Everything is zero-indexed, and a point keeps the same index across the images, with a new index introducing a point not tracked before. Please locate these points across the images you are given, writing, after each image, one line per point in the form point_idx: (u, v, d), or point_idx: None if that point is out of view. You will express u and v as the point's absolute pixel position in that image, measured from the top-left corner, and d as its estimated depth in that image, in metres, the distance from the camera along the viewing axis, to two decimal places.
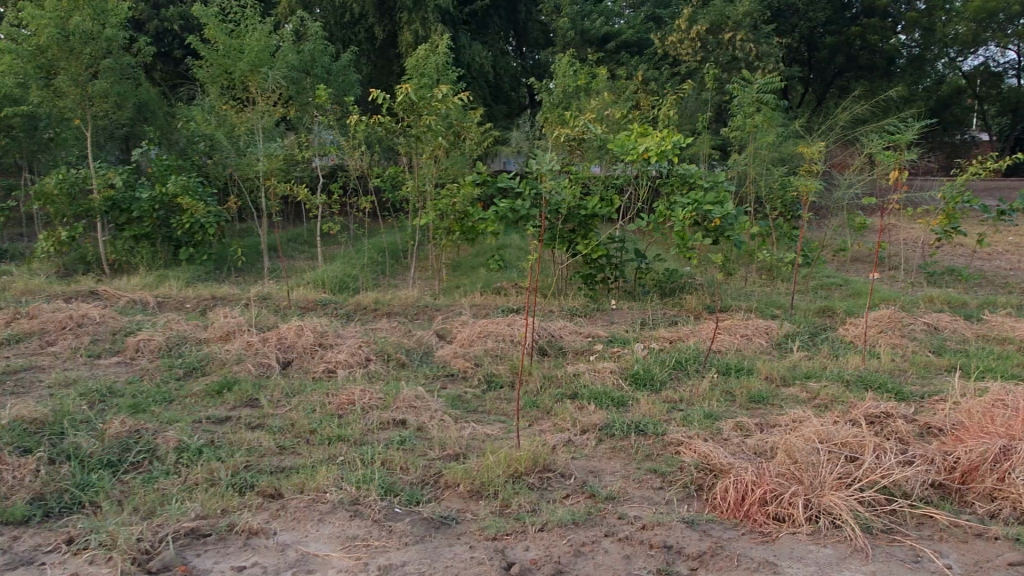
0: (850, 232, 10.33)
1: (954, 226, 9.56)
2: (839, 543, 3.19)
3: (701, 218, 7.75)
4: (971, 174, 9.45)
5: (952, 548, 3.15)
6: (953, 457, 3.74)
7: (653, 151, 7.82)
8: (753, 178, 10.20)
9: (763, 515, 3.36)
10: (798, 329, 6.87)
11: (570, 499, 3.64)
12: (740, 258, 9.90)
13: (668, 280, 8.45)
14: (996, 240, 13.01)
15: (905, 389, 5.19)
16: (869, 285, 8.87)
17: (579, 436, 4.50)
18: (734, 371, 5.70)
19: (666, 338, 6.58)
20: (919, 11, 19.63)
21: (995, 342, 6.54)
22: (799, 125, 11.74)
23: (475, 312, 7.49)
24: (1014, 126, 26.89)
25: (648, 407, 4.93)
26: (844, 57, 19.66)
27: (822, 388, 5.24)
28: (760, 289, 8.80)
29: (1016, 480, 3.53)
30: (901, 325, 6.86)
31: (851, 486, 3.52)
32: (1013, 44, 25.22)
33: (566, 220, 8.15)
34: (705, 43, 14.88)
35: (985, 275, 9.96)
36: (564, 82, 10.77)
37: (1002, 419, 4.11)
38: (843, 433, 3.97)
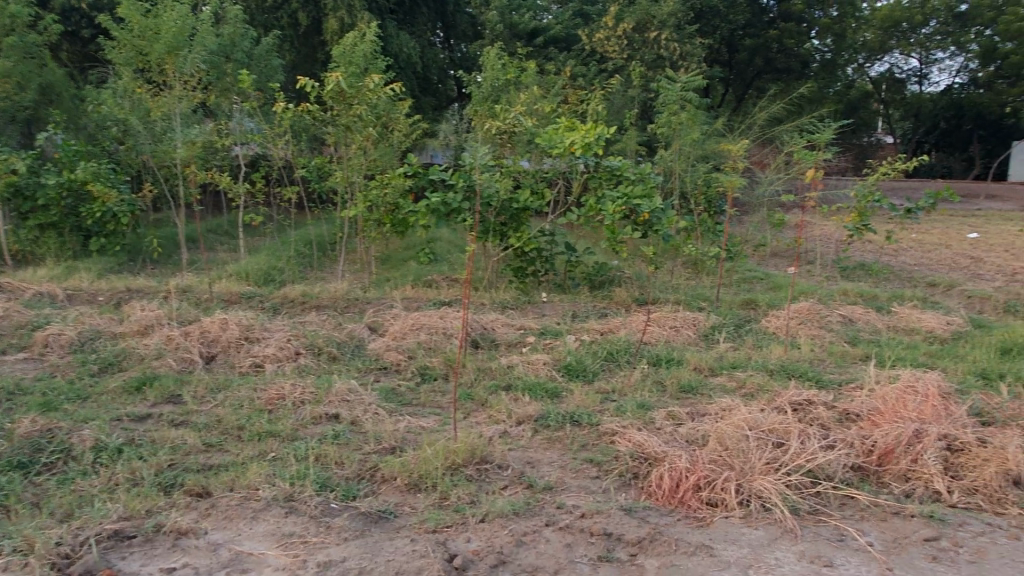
0: (769, 228, 10.71)
1: (866, 223, 10.04)
2: (769, 525, 3.30)
3: (629, 211, 7.90)
4: (882, 174, 9.93)
5: (873, 526, 3.29)
6: (871, 440, 3.92)
7: (579, 144, 7.91)
8: (678, 174, 10.43)
9: (697, 500, 3.45)
10: (724, 321, 7.07)
11: (509, 490, 3.65)
12: (667, 252, 10.12)
13: (598, 273, 8.57)
14: (901, 238, 13.72)
15: (825, 377, 5.43)
16: (788, 279, 9.23)
17: (515, 427, 4.50)
18: (664, 362, 5.83)
19: (598, 329, 6.68)
20: (833, 18, 20.50)
21: (904, 333, 6.93)
22: (722, 123, 12.08)
23: (407, 305, 7.41)
24: (916, 130, 28.43)
25: (582, 398, 4.99)
26: (762, 59, 20.34)
27: (748, 377, 5.43)
28: (687, 282, 9.02)
29: (929, 461, 3.72)
30: (819, 317, 7.17)
31: (779, 470, 3.65)
32: (915, 52, 26.83)
33: (497, 213, 8.15)
34: (631, 41, 15.14)
35: (893, 270, 10.52)
36: (493, 75, 10.72)
37: (915, 403, 4.33)
38: (770, 420, 4.12)
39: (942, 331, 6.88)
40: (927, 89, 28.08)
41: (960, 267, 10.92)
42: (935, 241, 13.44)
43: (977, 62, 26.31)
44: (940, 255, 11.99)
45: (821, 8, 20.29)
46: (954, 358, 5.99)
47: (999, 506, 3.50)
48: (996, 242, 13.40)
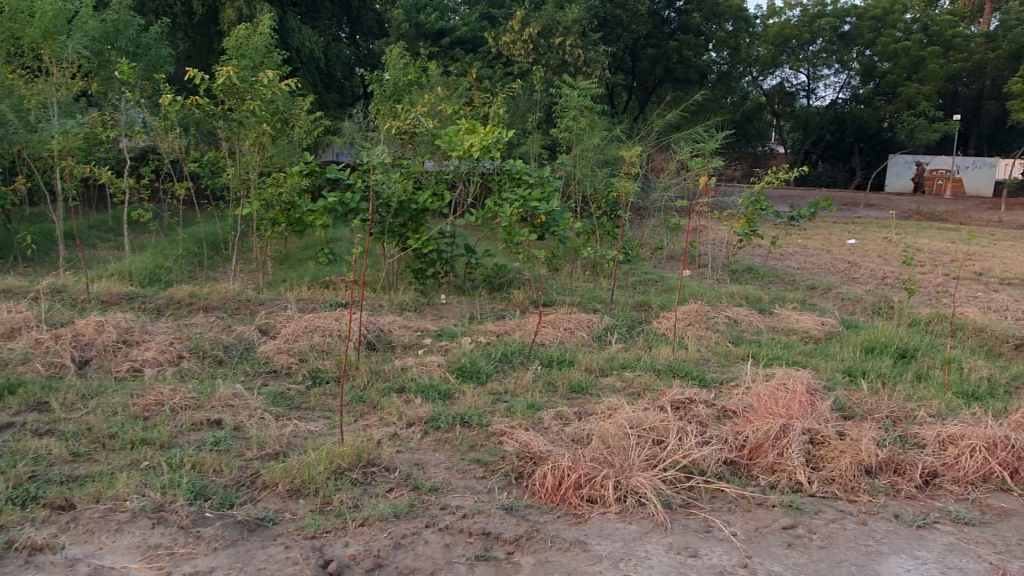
0: (665, 232, 11.09)
1: (753, 230, 10.54)
2: (643, 519, 3.43)
3: (527, 214, 8.02)
4: (768, 182, 10.46)
5: (738, 518, 3.47)
6: (743, 436, 4.15)
7: (478, 147, 7.97)
8: (578, 179, 10.65)
9: (577, 498, 3.55)
10: (617, 322, 7.29)
11: (394, 493, 3.64)
12: (566, 255, 10.31)
13: (497, 274, 8.62)
14: (786, 243, 14.50)
15: (707, 376, 5.69)
16: (681, 281, 9.59)
17: (404, 429, 4.50)
18: (556, 363, 5.96)
19: (494, 331, 6.74)
20: (728, 32, 21.46)
21: (783, 333, 7.35)
22: (621, 129, 12.40)
23: (301, 306, 7.25)
24: (804, 141, 30.09)
25: (473, 399, 5.04)
26: (662, 68, 21.05)
27: (636, 377, 5.63)
28: (585, 285, 9.24)
29: (792, 455, 3.97)
30: (706, 318, 7.50)
31: (656, 467, 3.81)
32: (804, 68, 28.48)
33: (396, 214, 8.09)
34: (536, 45, 15.30)
35: (778, 273, 11.11)
36: (395, 75, 10.62)
37: (785, 400, 4.60)
38: (651, 419, 4.28)
39: (817, 331, 7.32)
40: (815, 102, 29.71)
41: (837, 271, 11.66)
42: (817, 246, 14.29)
43: (859, 79, 28.14)
44: (821, 260, 12.75)
45: (718, 22, 21.19)
46: (825, 357, 6.39)
47: (853, 494, 3.76)
48: (871, 248, 14.38)
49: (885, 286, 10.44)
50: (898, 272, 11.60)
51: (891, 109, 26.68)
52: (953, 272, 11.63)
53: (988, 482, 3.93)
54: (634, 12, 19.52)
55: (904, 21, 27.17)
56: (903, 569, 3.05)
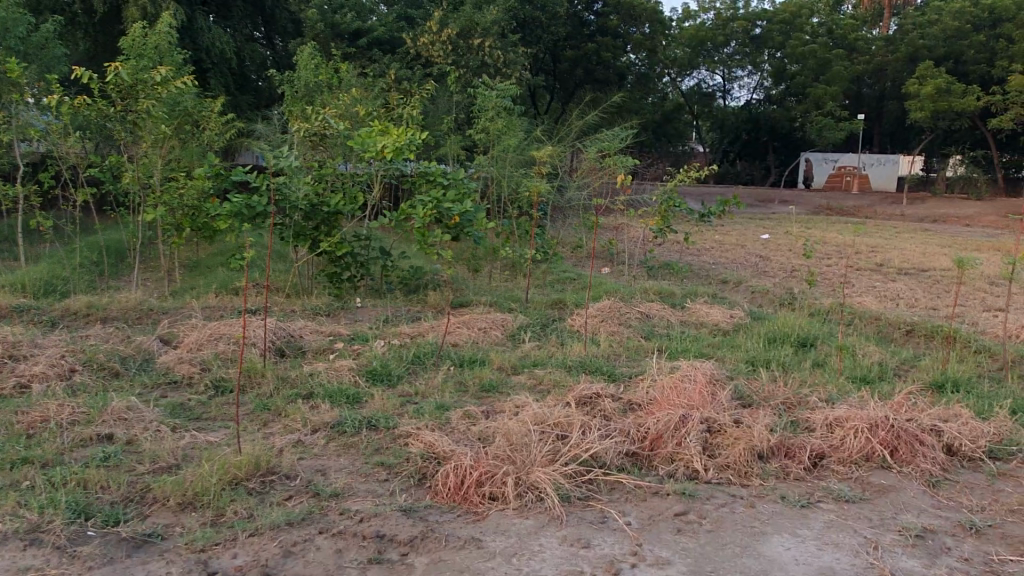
0: (584, 231, 11.25)
1: (668, 227, 10.76)
2: (539, 514, 3.47)
3: (440, 215, 7.92)
4: (681, 180, 10.69)
5: (633, 507, 3.56)
6: (644, 428, 4.24)
7: (390, 148, 7.79)
8: (496, 179, 10.67)
9: (478, 495, 3.58)
10: (531, 321, 7.35)
11: (292, 500, 3.57)
12: (484, 255, 10.31)
13: (413, 276, 8.55)
14: (700, 240, 14.90)
15: (617, 370, 5.78)
16: (598, 279, 9.70)
17: (308, 436, 4.42)
18: (468, 363, 5.97)
19: (407, 333, 6.69)
20: (645, 34, 21.94)
21: (693, 326, 7.56)
22: (540, 129, 12.48)
23: (207, 314, 7.03)
24: (721, 140, 31.04)
25: (382, 402, 4.97)
26: (582, 70, 21.32)
27: (547, 374, 5.68)
28: (503, 285, 9.29)
29: (690, 443, 4.08)
30: (619, 314, 7.63)
31: (558, 462, 3.86)
32: (720, 69, 29.34)
33: (306, 216, 7.94)
34: (455, 46, 15.23)
35: (692, 268, 11.38)
36: (307, 76, 10.40)
37: (687, 390, 4.73)
38: (555, 415, 4.33)
39: (725, 324, 7.56)
40: (731, 103, 30.64)
41: (749, 265, 12.04)
42: (732, 242, 14.72)
43: (771, 80, 29.20)
44: (734, 255, 13.14)
45: (635, 25, 21.62)
46: (730, 348, 6.61)
47: (745, 479, 3.90)
48: (782, 242, 14.92)
49: (792, 279, 10.83)
50: (805, 266, 12.06)
51: (801, 109, 27.76)
52: (855, 264, 12.17)
53: (871, 461, 4.13)
54: (553, 14, 19.61)
55: (811, 25, 28.25)
56: (783, 548, 3.18)
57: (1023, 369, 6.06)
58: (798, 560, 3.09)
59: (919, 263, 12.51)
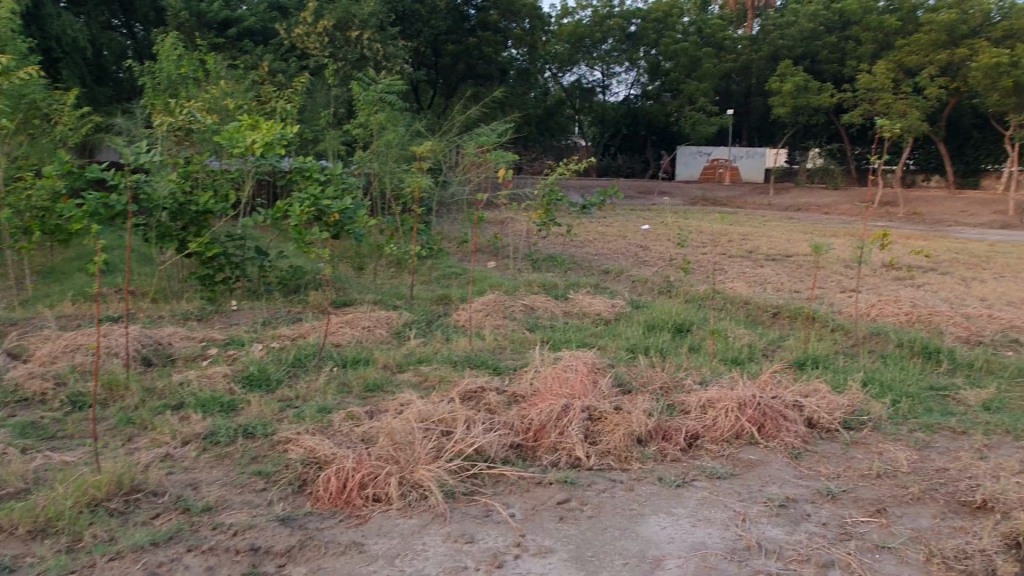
0: (468, 226, 11.24)
1: (551, 220, 10.91)
2: (423, 512, 3.44)
3: (318, 212, 7.64)
4: (561, 173, 10.84)
5: (517, 498, 3.59)
6: (528, 419, 4.28)
7: (260, 143, 7.46)
8: (378, 175, 10.46)
9: (360, 498, 3.50)
10: (416, 318, 7.27)
11: (160, 518, 3.36)
12: (368, 253, 10.10)
13: (292, 276, 8.25)
14: (583, 232, 15.25)
15: (501, 364, 5.80)
16: (483, 274, 9.71)
17: (179, 449, 4.17)
18: (351, 363, 5.83)
19: (287, 336, 6.45)
20: (525, 30, 22.07)
21: (576, 317, 7.72)
22: (422, 123, 12.33)
23: (63, 324, 6.51)
24: (602, 134, 31.87)
25: (259, 408, 4.75)
26: (464, 65, 21.21)
27: (432, 370, 5.63)
28: (388, 282, 9.14)
29: (572, 432, 4.15)
30: (504, 308, 7.67)
31: (441, 458, 3.83)
32: (598, 66, 30.03)
33: (173, 216, 7.51)
34: (332, 39, 14.77)
35: (576, 260, 11.63)
36: (169, 67, 9.78)
37: (569, 380, 4.81)
38: (439, 411, 4.28)
39: (606, 313, 7.76)
40: (610, 98, 31.45)
41: (629, 255, 12.43)
42: (613, 233, 15.16)
43: (647, 76, 30.21)
44: (616, 246, 13.54)
45: (515, 20, 21.72)
46: (611, 336, 6.80)
47: (625, 463, 4.02)
48: (661, 233, 15.51)
49: (669, 267, 11.28)
50: (681, 254, 12.58)
51: (675, 105, 28.94)
52: (726, 252, 12.82)
53: (741, 438, 4.36)
54: (432, 8, 19.46)
55: (682, 24, 29.42)
56: (659, 527, 3.30)
57: (873, 345, 6.57)
58: (673, 538, 3.22)
59: (784, 249, 13.34)
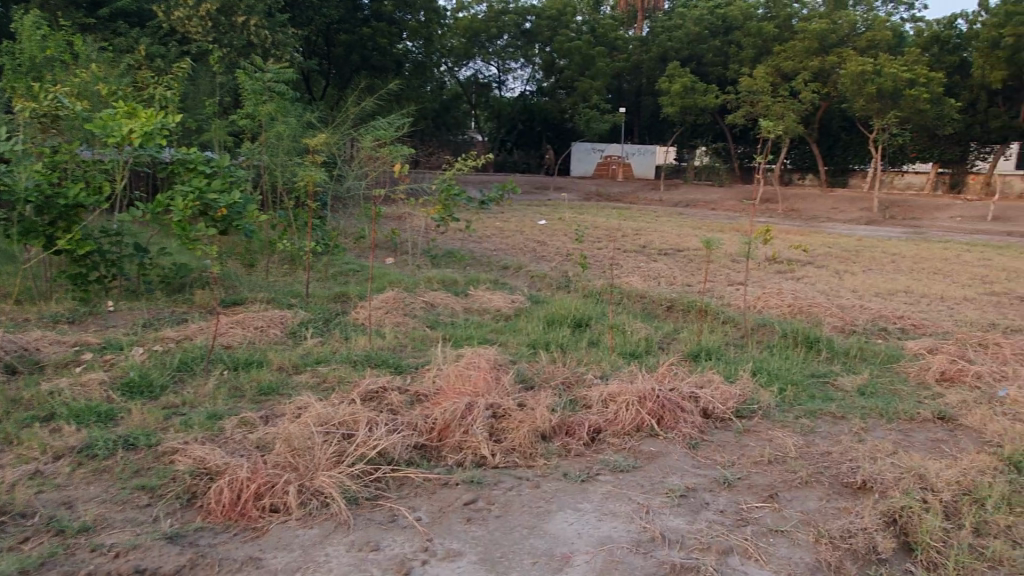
0: (365, 221, 10.98)
1: (449, 215, 10.81)
2: (325, 521, 3.31)
3: (204, 207, 7.21)
4: (459, 168, 10.72)
5: (423, 501, 3.51)
6: (432, 419, 4.21)
7: (138, 133, 6.93)
8: (269, 169, 10.01)
9: (257, 509, 3.33)
10: (312, 317, 7.01)
11: (29, 542, 3.07)
12: (259, 249, 9.66)
13: (175, 275, 7.77)
14: (482, 227, 15.24)
15: (403, 362, 5.68)
16: (382, 271, 9.50)
17: (50, 465, 3.82)
18: (244, 366, 5.54)
19: (171, 338, 6.06)
20: (420, 22, 21.77)
21: (477, 313, 7.68)
22: (315, 115, 11.90)
23: None
24: (499, 130, 32.01)
25: (141, 418, 4.43)
26: (358, 56, 20.65)
27: (331, 371, 5.44)
28: (281, 279, 8.78)
29: (477, 431, 4.11)
30: (403, 305, 7.53)
31: (343, 463, 3.70)
32: (494, 61, 30.05)
33: (39, 210, 6.89)
34: (217, 23, 14.01)
35: (475, 256, 11.58)
36: (31, 48, 8.98)
37: (472, 378, 4.76)
38: (339, 413, 4.13)
39: (507, 309, 7.77)
40: (506, 93, 31.56)
41: (527, 251, 12.52)
42: (511, 229, 15.22)
43: (542, 73, 30.50)
44: (514, 241, 13.61)
45: (409, 12, 21.33)
46: (513, 332, 6.80)
47: (530, 460, 4.01)
48: (558, 228, 15.71)
49: (566, 262, 11.44)
50: (578, 249, 12.79)
51: (570, 102, 29.37)
52: (621, 247, 13.14)
53: (642, 430, 4.46)
54: None
55: (576, 23, 29.84)
56: (567, 523, 3.31)
57: (760, 335, 6.90)
58: (580, 533, 3.24)
59: (676, 244, 13.83)
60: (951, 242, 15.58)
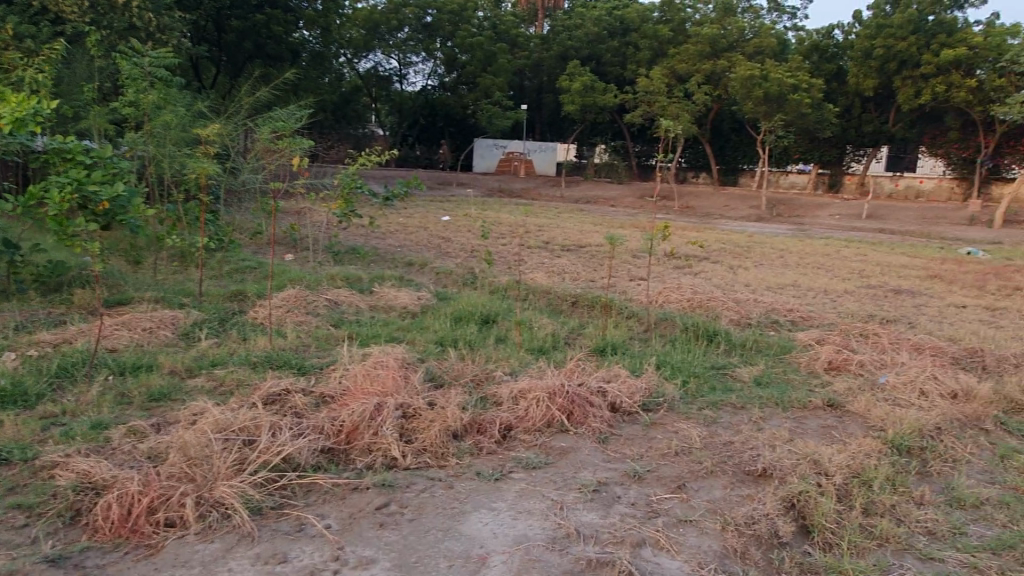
0: (262, 216, 10.54)
1: (351, 210, 10.53)
2: (227, 533, 3.13)
3: (84, 200, 6.68)
4: (361, 162, 10.44)
5: (332, 508, 3.38)
6: (339, 421, 4.07)
7: (7, 118, 6.33)
8: (156, 160, 9.42)
9: (151, 525, 3.12)
10: (206, 317, 6.64)
11: None
12: (145, 245, 9.09)
13: (51, 273, 7.18)
14: (385, 223, 14.98)
15: (306, 363, 5.47)
16: (280, 268, 9.13)
17: None
18: (131, 370, 5.19)
19: (48, 342, 5.60)
20: (316, 11, 21.08)
21: (382, 310, 7.51)
22: (206, 104, 11.30)
23: None
24: (400, 124, 31.66)
25: (15, 430, 4.06)
26: (251, 43, 19.74)
27: (228, 374, 5.17)
28: (171, 277, 8.31)
29: (387, 432, 4.00)
30: (305, 304, 7.28)
31: (244, 471, 3.51)
32: (395, 54, 29.55)
33: None
34: (94, 3, 13.06)
35: (379, 252, 11.35)
36: None
37: (379, 378, 4.64)
38: (239, 418, 3.92)
39: (413, 306, 7.64)
40: (407, 87, 31.13)
41: (431, 247, 12.39)
42: (414, 224, 15.04)
43: (443, 68, 30.20)
44: (418, 237, 13.44)
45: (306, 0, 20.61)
46: (420, 330, 6.70)
47: (442, 460, 3.94)
48: (461, 224, 15.65)
49: (471, 258, 11.39)
50: (482, 246, 12.78)
51: (472, 97, 29.25)
52: (524, 243, 13.22)
53: (552, 426, 4.47)
54: None
55: (477, 18, 29.47)
56: (482, 524, 3.28)
57: (662, 329, 7.10)
58: (495, 533, 3.21)
59: (578, 240, 14.07)
60: (830, 238, 16.60)
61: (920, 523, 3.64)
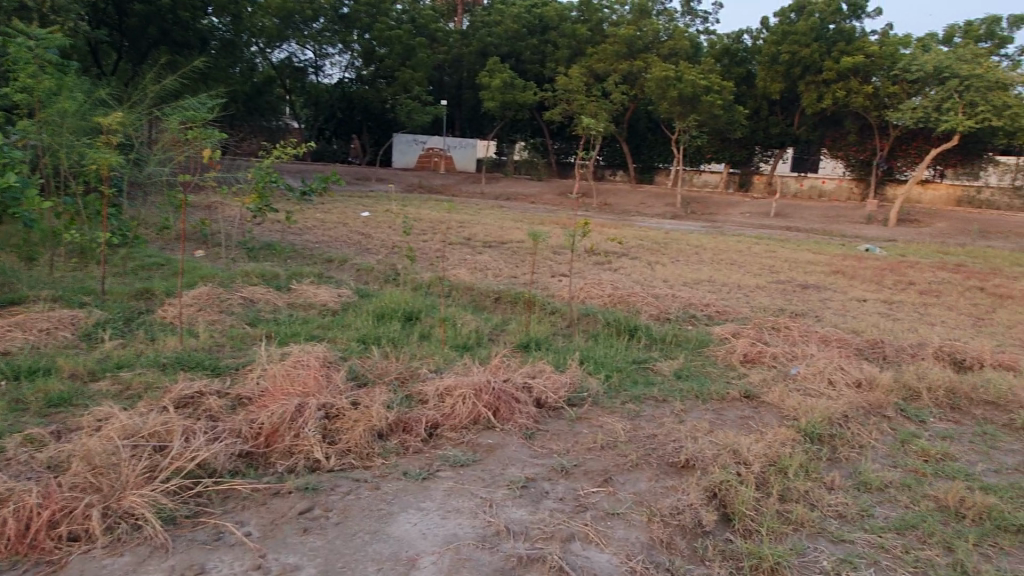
0: (169, 211, 10.04)
1: (266, 205, 10.17)
2: (138, 545, 2.95)
3: None
4: (277, 155, 10.09)
5: (252, 514, 3.24)
6: (258, 423, 3.91)
7: None
8: (51, 150, 8.81)
9: (52, 541, 2.91)
10: (110, 317, 6.26)
11: None
12: (39, 240, 8.49)
13: None
14: (302, 219, 14.58)
15: (221, 364, 5.23)
16: (191, 264, 8.72)
17: None
18: (27, 375, 4.83)
19: None
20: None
21: (300, 308, 7.28)
22: (106, 92, 10.67)
23: None
24: (317, 118, 31.13)
25: None
26: (156, 28, 18.73)
27: (135, 377, 4.88)
28: (69, 274, 7.80)
29: (309, 433, 3.88)
30: (218, 302, 6.98)
31: (156, 479, 3.33)
32: (310, 45, 28.73)
33: None
34: None
35: (295, 249, 11.02)
36: None
37: (300, 378, 4.49)
38: (149, 423, 3.71)
39: (333, 303, 7.44)
40: (323, 79, 30.38)
41: (350, 243, 12.13)
42: (332, 220, 14.69)
43: (361, 61, 29.48)
44: (336, 233, 13.13)
45: None
46: (341, 328, 6.53)
47: (367, 460, 3.85)
48: (381, 220, 15.41)
49: (392, 255, 11.22)
50: (403, 242, 12.61)
51: (391, 91, 28.64)
52: (446, 240, 13.12)
53: (478, 423, 4.44)
54: None
55: (395, 12, 29.18)
56: (410, 524, 3.22)
57: (585, 324, 7.17)
58: (424, 533, 3.15)
59: (499, 236, 14.08)
60: (741, 235, 17.25)
61: (832, 507, 3.81)
